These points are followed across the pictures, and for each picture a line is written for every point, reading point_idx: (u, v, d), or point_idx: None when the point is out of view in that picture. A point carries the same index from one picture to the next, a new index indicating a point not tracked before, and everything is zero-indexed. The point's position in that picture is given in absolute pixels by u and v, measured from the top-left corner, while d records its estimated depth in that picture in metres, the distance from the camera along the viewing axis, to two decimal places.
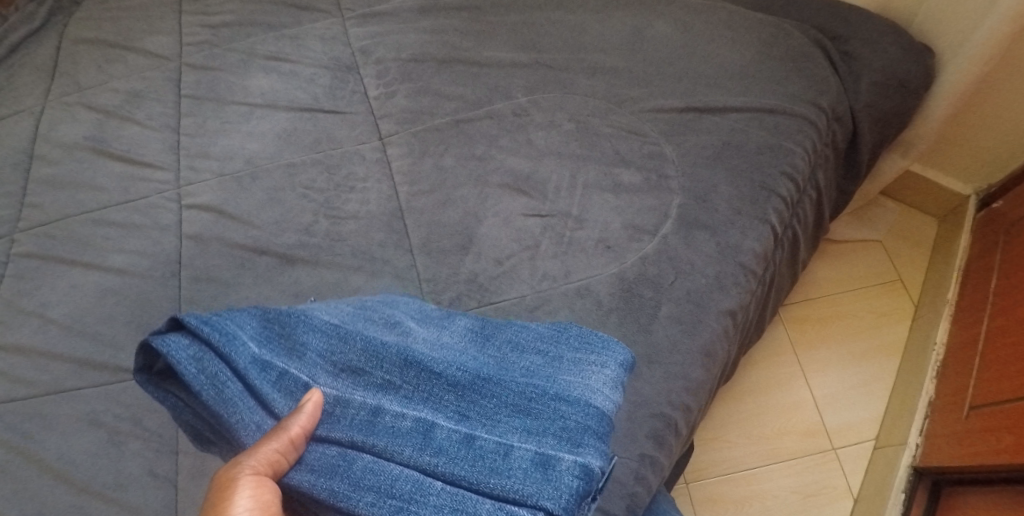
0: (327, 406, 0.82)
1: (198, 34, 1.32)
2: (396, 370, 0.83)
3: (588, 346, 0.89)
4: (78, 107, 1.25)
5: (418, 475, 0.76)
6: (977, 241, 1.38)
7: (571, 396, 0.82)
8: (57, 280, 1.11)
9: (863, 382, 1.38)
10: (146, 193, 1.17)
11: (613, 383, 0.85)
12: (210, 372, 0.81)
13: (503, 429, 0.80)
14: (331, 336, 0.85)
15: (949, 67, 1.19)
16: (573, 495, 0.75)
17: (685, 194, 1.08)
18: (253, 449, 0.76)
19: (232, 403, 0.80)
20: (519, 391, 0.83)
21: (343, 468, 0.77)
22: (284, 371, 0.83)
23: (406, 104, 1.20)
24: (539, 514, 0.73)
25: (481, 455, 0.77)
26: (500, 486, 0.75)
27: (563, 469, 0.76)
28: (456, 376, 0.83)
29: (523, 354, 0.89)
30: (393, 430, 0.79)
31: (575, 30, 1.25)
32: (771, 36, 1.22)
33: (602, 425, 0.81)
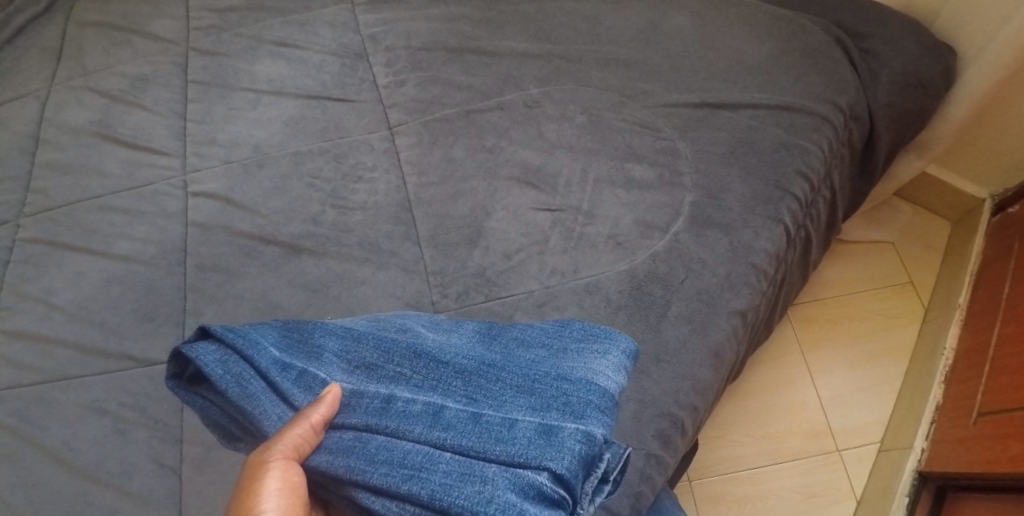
0: (344, 398, 0.81)
1: (206, 17, 1.30)
2: (406, 362, 0.84)
3: (592, 337, 0.90)
4: (85, 91, 1.24)
5: (429, 448, 0.76)
6: (991, 245, 1.37)
7: (573, 376, 0.83)
8: (62, 266, 1.10)
9: (870, 384, 1.37)
10: (152, 180, 1.16)
11: (618, 368, 0.86)
12: (235, 372, 0.80)
13: (509, 406, 0.80)
14: (346, 337, 0.86)
15: (971, 67, 1.17)
16: (576, 458, 0.75)
17: (697, 191, 1.07)
18: (280, 434, 0.75)
19: (257, 399, 0.79)
20: (523, 374, 0.84)
21: (357, 448, 0.76)
22: (303, 370, 0.82)
23: (416, 94, 1.19)
24: (544, 474, 0.74)
25: (488, 427, 0.77)
26: (507, 453, 0.75)
27: (565, 435, 0.76)
28: (462, 364, 0.84)
29: (528, 347, 0.89)
30: (405, 412, 0.79)
31: (589, 21, 1.23)
32: (789, 32, 1.20)
33: (605, 401, 0.82)
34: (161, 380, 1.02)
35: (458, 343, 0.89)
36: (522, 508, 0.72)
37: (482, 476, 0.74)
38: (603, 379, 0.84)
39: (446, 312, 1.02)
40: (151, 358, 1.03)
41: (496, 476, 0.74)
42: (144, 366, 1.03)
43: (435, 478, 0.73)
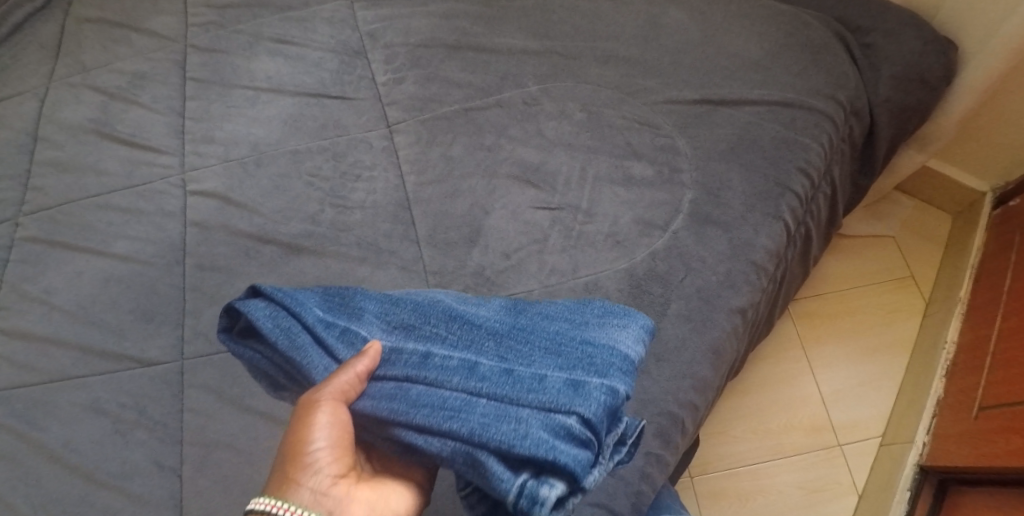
0: (384, 353, 0.83)
1: (204, 14, 1.30)
2: (443, 322, 0.85)
3: (610, 314, 0.87)
4: (83, 88, 1.24)
5: (465, 395, 0.78)
6: (992, 238, 1.36)
7: (601, 338, 0.84)
8: (62, 265, 1.10)
9: (871, 378, 1.37)
10: (151, 178, 1.16)
11: (641, 332, 0.85)
12: (283, 326, 0.82)
13: (540, 360, 0.81)
14: (386, 300, 0.88)
15: (973, 61, 1.17)
16: (603, 408, 0.77)
17: (697, 189, 1.06)
18: (328, 380, 0.77)
19: (305, 350, 0.81)
20: (553, 334, 0.85)
21: (398, 394, 0.79)
22: (346, 327, 0.84)
23: (415, 91, 1.18)
24: (573, 419, 0.76)
25: (521, 379, 0.79)
26: (540, 399, 0.77)
27: (592, 387, 0.78)
28: (495, 325, 0.86)
29: (552, 320, 0.87)
30: (442, 365, 0.80)
31: (589, 17, 1.23)
32: (790, 27, 1.19)
33: (627, 364, 0.81)
34: (161, 381, 1.02)
35: (491, 306, 0.90)
36: (553, 445, 0.74)
37: (517, 418, 0.75)
38: (627, 343, 0.83)
39: None
40: (151, 359, 1.03)
41: (530, 418, 0.76)
42: (144, 366, 1.03)
43: (472, 418, 0.75)
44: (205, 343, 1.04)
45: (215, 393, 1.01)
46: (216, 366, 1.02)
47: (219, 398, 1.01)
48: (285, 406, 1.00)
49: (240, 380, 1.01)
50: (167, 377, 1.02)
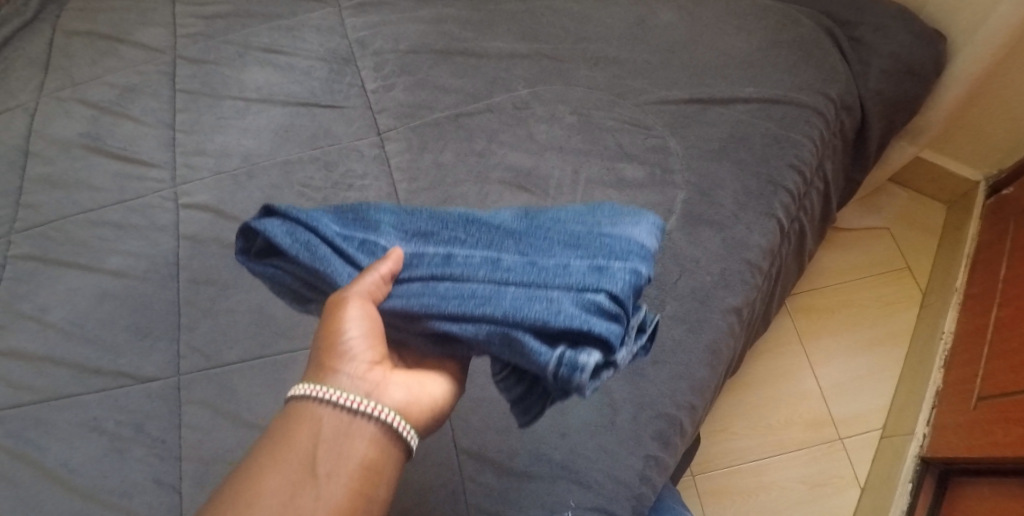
0: (406, 258, 0.83)
1: (192, 25, 1.29)
2: (459, 226, 0.86)
3: (619, 215, 0.87)
4: (72, 103, 1.23)
5: (493, 285, 0.79)
6: (986, 228, 1.36)
7: (614, 228, 0.85)
8: (56, 283, 1.10)
9: (869, 371, 1.37)
10: (142, 192, 1.15)
11: (649, 222, 0.87)
12: (304, 241, 0.82)
13: (560, 250, 0.83)
14: (399, 211, 0.88)
15: (962, 53, 1.16)
16: (628, 286, 0.79)
17: (690, 189, 1.06)
18: (355, 281, 0.78)
19: (327, 260, 0.81)
20: (568, 228, 0.86)
21: (427, 291, 0.80)
22: (364, 238, 0.85)
23: (405, 98, 1.18)
24: (601, 296, 0.78)
25: (544, 268, 0.81)
26: (566, 282, 0.79)
27: (614, 269, 0.80)
28: (510, 224, 0.86)
29: (563, 223, 0.87)
30: (466, 262, 0.82)
31: (578, 19, 1.23)
32: (778, 23, 1.19)
33: (644, 250, 0.83)
34: (158, 397, 1.02)
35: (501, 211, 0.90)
36: (586, 318, 0.76)
37: (547, 299, 0.77)
38: (635, 232, 0.85)
39: None
40: (148, 375, 1.03)
41: (559, 299, 0.77)
42: (141, 383, 1.03)
43: (504, 301, 0.77)
44: (201, 358, 1.04)
45: (212, 409, 1.01)
46: (212, 381, 1.02)
47: (217, 414, 1.01)
48: None
49: (236, 394, 1.01)
50: (164, 394, 1.02)
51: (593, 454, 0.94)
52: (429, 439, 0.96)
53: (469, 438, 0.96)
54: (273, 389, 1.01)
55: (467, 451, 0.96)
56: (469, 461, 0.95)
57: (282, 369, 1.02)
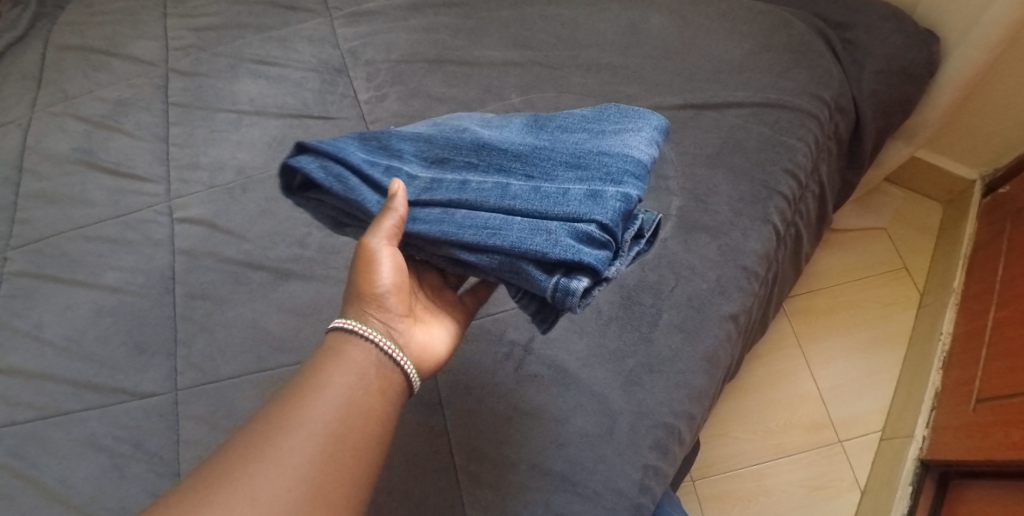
0: (425, 185, 0.86)
1: (184, 37, 1.29)
2: (471, 151, 0.87)
3: (624, 119, 0.89)
4: (66, 117, 1.23)
5: (502, 214, 0.81)
6: (983, 227, 1.36)
7: (613, 148, 0.84)
8: (52, 300, 1.10)
9: (869, 372, 1.37)
10: (137, 207, 1.15)
11: (650, 139, 0.85)
12: (334, 172, 0.85)
13: (566, 175, 0.83)
14: (418, 138, 0.89)
15: (956, 54, 1.16)
16: (618, 214, 0.79)
17: (685, 196, 1.06)
18: (376, 224, 0.81)
19: (357, 190, 0.84)
20: (572, 148, 0.86)
21: (445, 219, 0.82)
22: (388, 165, 0.87)
23: (398, 108, 1.18)
24: (592, 227, 0.78)
25: (548, 195, 0.81)
26: (564, 210, 0.79)
27: (607, 196, 0.80)
28: (517, 147, 0.86)
29: (570, 135, 0.88)
30: (477, 189, 0.83)
31: (569, 25, 1.22)
32: (771, 26, 1.19)
33: (641, 169, 0.83)
34: (156, 413, 1.02)
35: (516, 132, 0.90)
36: (578, 248, 0.77)
37: (547, 228, 0.79)
38: (638, 151, 0.83)
39: None
40: (145, 391, 1.03)
41: (558, 229, 0.79)
42: (138, 399, 1.03)
43: (510, 233, 0.79)
44: (198, 373, 1.03)
45: (209, 424, 1.00)
46: (210, 396, 1.02)
47: (214, 429, 1.00)
48: None
49: (234, 409, 1.01)
50: (162, 410, 1.02)
51: (592, 464, 0.94)
52: (427, 452, 0.96)
53: (467, 450, 0.96)
54: None
55: (466, 463, 0.96)
56: (467, 473, 0.95)
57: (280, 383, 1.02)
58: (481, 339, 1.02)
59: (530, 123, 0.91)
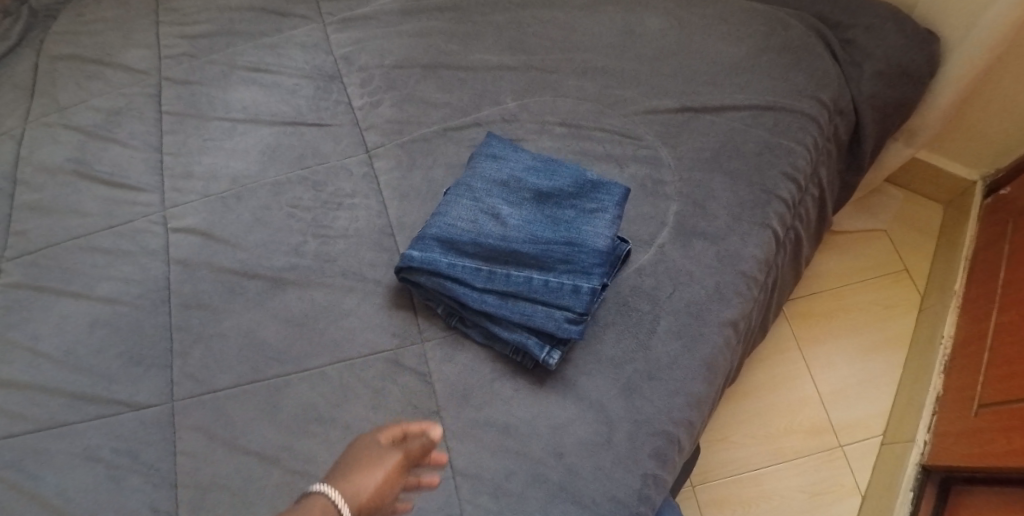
0: (472, 276, 0.99)
1: (177, 45, 1.28)
2: (497, 243, 1.00)
3: (593, 200, 1.02)
4: (59, 128, 1.22)
5: (525, 305, 0.98)
6: (985, 228, 1.34)
7: (588, 240, 0.99)
8: (47, 311, 1.09)
9: (870, 376, 1.36)
10: (132, 217, 1.14)
11: (612, 227, 1.00)
12: (434, 281, 1.00)
13: (561, 264, 0.99)
14: (467, 228, 1.01)
15: (955, 53, 1.14)
16: (589, 302, 0.96)
17: (682, 200, 1.05)
18: (405, 432, 0.87)
19: (453, 290, 0.99)
20: (564, 239, 1.00)
21: (491, 304, 0.98)
22: (452, 263, 1.00)
23: (392, 115, 1.17)
24: (575, 320, 0.96)
25: (548, 284, 0.97)
26: (560, 303, 0.97)
27: (583, 291, 0.96)
28: (527, 239, 1.00)
29: (562, 216, 1.02)
30: (507, 281, 0.99)
31: (564, 29, 1.21)
32: (767, 28, 1.17)
33: (607, 260, 0.99)
34: (152, 425, 1.01)
35: (521, 211, 1.03)
36: (562, 330, 0.95)
37: (550, 319, 0.96)
38: (606, 241, 0.99)
39: (434, 341, 1.02)
40: (141, 402, 1.02)
41: (557, 321, 0.96)
42: (134, 410, 1.02)
43: (527, 323, 0.97)
44: (194, 384, 1.03)
45: (207, 434, 1.00)
46: (207, 406, 1.01)
47: (212, 440, 1.00)
48: (277, 444, 0.99)
49: (230, 420, 1.00)
50: (158, 421, 1.01)
51: (592, 473, 0.93)
52: None
53: (465, 459, 0.96)
54: (267, 413, 1.00)
55: (465, 472, 0.95)
56: (465, 482, 0.95)
57: (276, 393, 1.01)
58: (478, 348, 1.01)
59: (532, 198, 1.04)
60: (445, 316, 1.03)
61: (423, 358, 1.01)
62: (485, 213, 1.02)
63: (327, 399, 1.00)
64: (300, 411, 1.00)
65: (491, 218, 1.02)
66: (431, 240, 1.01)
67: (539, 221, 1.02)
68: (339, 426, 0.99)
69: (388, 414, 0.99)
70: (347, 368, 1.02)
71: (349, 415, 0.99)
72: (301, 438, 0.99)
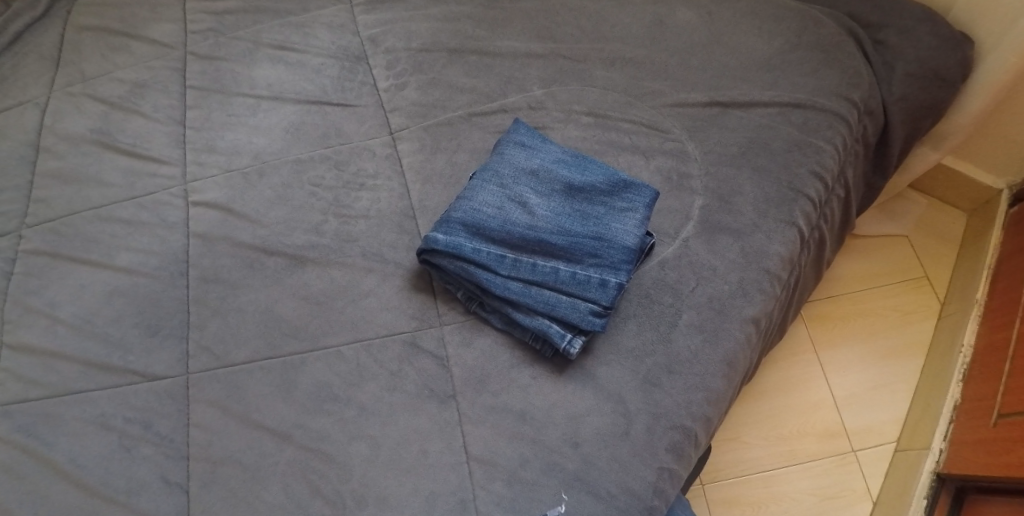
0: (498, 263, 0.99)
1: (204, 21, 1.28)
2: (524, 231, 1.00)
3: (623, 196, 1.02)
4: (84, 98, 1.22)
5: (548, 295, 0.97)
6: (1009, 237, 1.33)
7: (617, 236, 0.98)
8: (66, 279, 1.09)
9: (886, 382, 1.35)
10: (153, 188, 1.14)
11: (642, 224, 0.99)
12: (458, 265, 0.99)
13: (588, 257, 0.98)
14: (494, 214, 1.00)
15: (989, 58, 1.13)
16: (615, 296, 0.96)
17: (708, 195, 1.05)
18: None
19: (478, 275, 0.98)
20: (592, 232, 0.99)
21: (514, 291, 0.98)
22: (477, 248, 0.99)
23: (417, 98, 1.17)
24: (600, 312, 0.96)
25: (575, 275, 0.97)
26: (586, 295, 0.96)
27: (610, 285, 0.96)
28: (555, 230, 1.00)
29: (590, 210, 1.01)
30: (531, 270, 0.98)
31: (593, 19, 1.20)
32: (800, 25, 1.17)
33: (635, 255, 0.98)
34: (166, 396, 1.01)
35: (550, 201, 1.02)
36: (586, 323, 0.95)
37: (574, 311, 0.95)
38: (635, 238, 0.98)
39: (452, 325, 1.02)
40: (157, 373, 1.02)
41: (581, 312, 0.95)
42: (149, 381, 1.02)
43: (551, 312, 0.96)
44: (210, 357, 1.02)
45: (220, 408, 1.00)
46: (221, 381, 1.01)
47: (225, 414, 0.99)
48: (291, 421, 0.98)
49: (245, 395, 1.00)
50: (173, 392, 1.01)
51: (607, 464, 0.93)
52: (439, 445, 0.95)
53: (480, 445, 0.95)
54: (282, 390, 1.00)
55: (478, 458, 0.95)
56: (479, 468, 0.94)
57: (292, 371, 1.01)
58: (497, 334, 1.01)
59: (562, 190, 1.03)
60: (466, 301, 1.02)
61: (441, 342, 1.01)
62: (513, 201, 1.02)
63: (343, 378, 1.00)
64: (315, 389, 1.00)
65: (519, 207, 1.01)
66: (457, 223, 1.01)
67: (568, 213, 1.01)
68: (354, 407, 0.98)
69: (404, 396, 0.98)
70: (364, 348, 1.01)
71: (365, 396, 0.99)
72: (315, 416, 0.98)
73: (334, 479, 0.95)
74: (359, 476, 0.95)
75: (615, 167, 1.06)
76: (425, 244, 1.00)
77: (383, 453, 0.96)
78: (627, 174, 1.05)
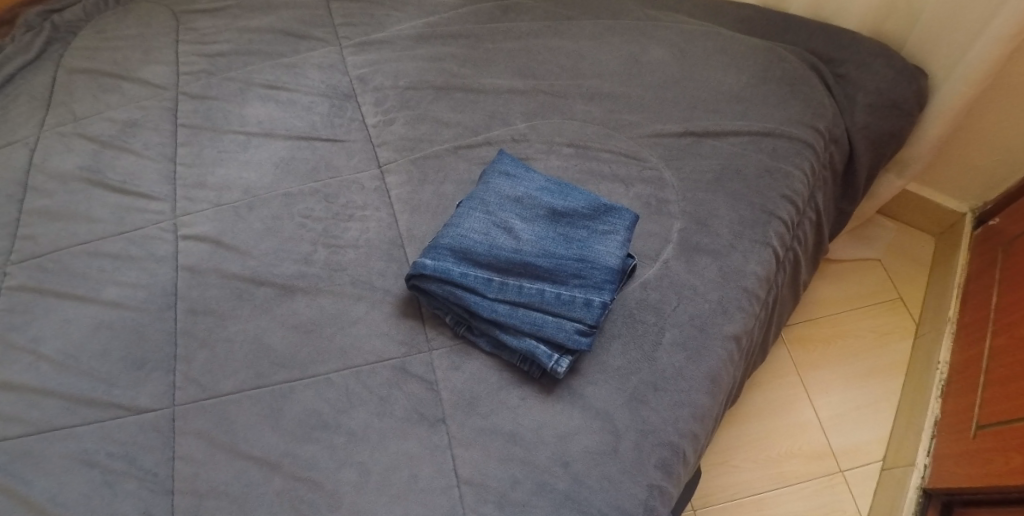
0: (486, 288, 1.01)
1: (196, 63, 1.32)
2: (510, 254, 1.02)
3: (603, 219, 1.06)
4: (74, 137, 1.24)
5: (535, 315, 0.99)
6: (975, 258, 1.39)
7: (599, 258, 1.02)
8: (50, 314, 1.09)
9: (867, 402, 1.38)
10: (142, 224, 1.16)
11: (624, 246, 1.03)
12: (447, 289, 1.01)
13: (572, 278, 1.01)
14: (481, 239, 1.03)
15: (943, 86, 1.21)
16: (599, 315, 0.98)
17: (686, 218, 1.09)
18: None
19: (468, 300, 1.01)
20: (576, 254, 1.02)
21: (502, 313, 1.00)
22: (466, 272, 1.01)
23: (405, 132, 1.21)
24: (586, 330, 0.98)
25: (560, 296, 0.99)
26: (572, 315, 0.98)
27: (594, 304, 0.98)
28: (540, 254, 1.02)
29: (574, 233, 1.05)
30: (518, 292, 1.01)
31: (572, 57, 1.27)
32: (765, 61, 1.24)
33: (618, 276, 1.02)
34: (151, 429, 1.00)
35: (535, 226, 1.05)
36: (572, 342, 0.97)
37: (561, 331, 0.98)
38: (618, 259, 1.02)
39: (441, 349, 1.03)
40: (141, 406, 1.02)
41: (568, 331, 0.98)
42: (134, 414, 1.01)
43: (540, 333, 0.98)
44: (197, 388, 1.03)
45: (207, 440, 0.99)
46: (208, 411, 1.01)
47: (212, 445, 0.99)
48: (279, 450, 0.98)
49: (232, 425, 1.00)
50: (158, 425, 1.00)
51: (597, 483, 0.94)
52: (428, 470, 0.96)
53: (470, 468, 0.96)
54: (270, 419, 1.00)
55: (470, 482, 0.95)
56: (470, 491, 0.94)
57: (280, 399, 1.01)
58: (486, 357, 1.02)
59: (546, 215, 1.06)
60: (455, 324, 1.04)
61: (430, 366, 1.02)
62: (498, 227, 1.05)
63: (332, 405, 1.00)
64: (303, 417, 1.00)
65: (505, 232, 1.04)
66: (445, 248, 1.03)
67: (552, 236, 1.04)
68: (343, 433, 0.99)
69: (393, 422, 0.99)
70: (354, 375, 1.02)
71: (354, 422, 0.99)
72: (304, 444, 0.98)
73: (323, 506, 0.95)
74: (348, 503, 0.95)
75: (596, 194, 1.10)
76: (417, 271, 1.02)
77: (373, 480, 0.96)
78: (607, 200, 1.09)
